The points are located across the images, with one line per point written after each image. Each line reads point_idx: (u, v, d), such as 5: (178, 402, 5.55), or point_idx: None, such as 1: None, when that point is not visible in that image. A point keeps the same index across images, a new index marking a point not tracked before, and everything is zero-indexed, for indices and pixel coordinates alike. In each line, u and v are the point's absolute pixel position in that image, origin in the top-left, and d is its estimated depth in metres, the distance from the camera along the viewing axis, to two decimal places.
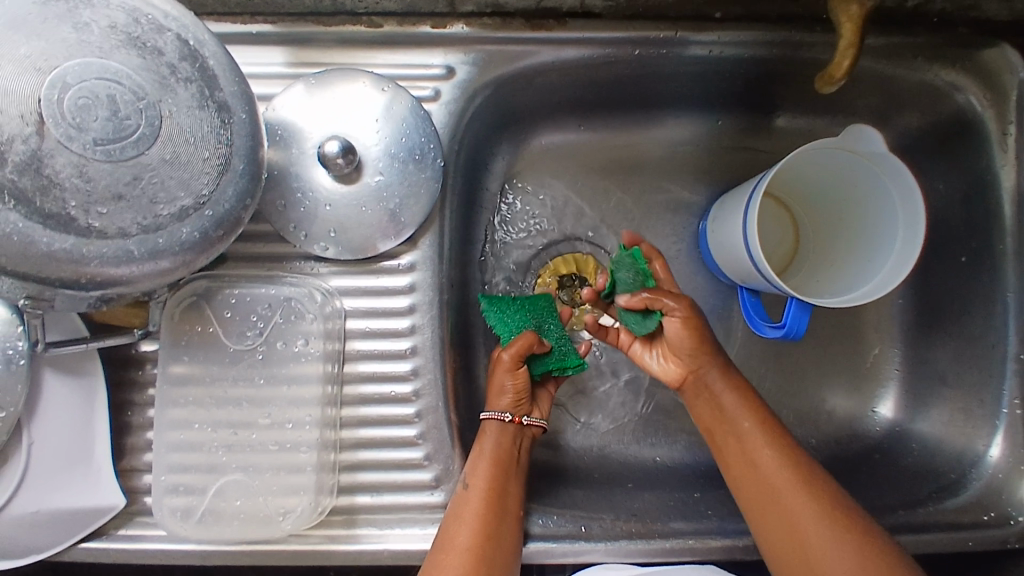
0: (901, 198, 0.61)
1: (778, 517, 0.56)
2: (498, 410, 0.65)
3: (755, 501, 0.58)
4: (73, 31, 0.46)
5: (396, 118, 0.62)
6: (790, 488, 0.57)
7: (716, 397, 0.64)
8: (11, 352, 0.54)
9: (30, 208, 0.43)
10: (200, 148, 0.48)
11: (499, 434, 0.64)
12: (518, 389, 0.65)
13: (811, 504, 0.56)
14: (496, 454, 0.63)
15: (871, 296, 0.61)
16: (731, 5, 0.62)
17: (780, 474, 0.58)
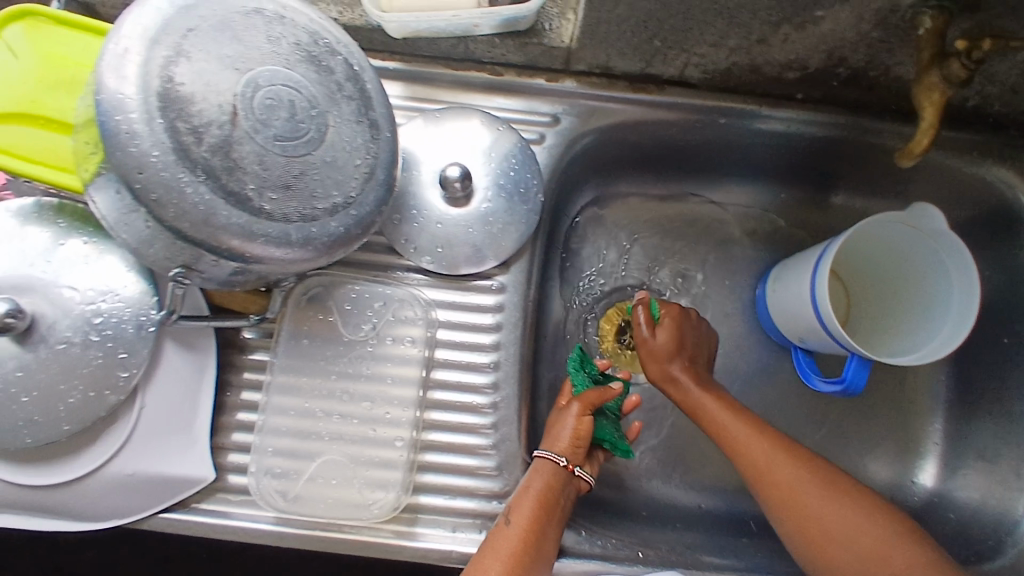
0: (959, 287, 0.67)
1: (786, 503, 0.62)
2: (554, 452, 0.66)
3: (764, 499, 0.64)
4: (267, 41, 0.51)
5: (507, 154, 0.69)
6: (785, 468, 0.63)
7: (690, 401, 0.69)
8: (144, 318, 0.60)
9: (217, 184, 0.48)
10: (353, 156, 0.55)
11: (548, 476, 0.64)
12: (578, 435, 0.67)
13: (808, 480, 0.62)
14: (540, 498, 0.62)
15: (928, 359, 0.66)
16: (812, 89, 0.70)
17: (775, 462, 0.64)
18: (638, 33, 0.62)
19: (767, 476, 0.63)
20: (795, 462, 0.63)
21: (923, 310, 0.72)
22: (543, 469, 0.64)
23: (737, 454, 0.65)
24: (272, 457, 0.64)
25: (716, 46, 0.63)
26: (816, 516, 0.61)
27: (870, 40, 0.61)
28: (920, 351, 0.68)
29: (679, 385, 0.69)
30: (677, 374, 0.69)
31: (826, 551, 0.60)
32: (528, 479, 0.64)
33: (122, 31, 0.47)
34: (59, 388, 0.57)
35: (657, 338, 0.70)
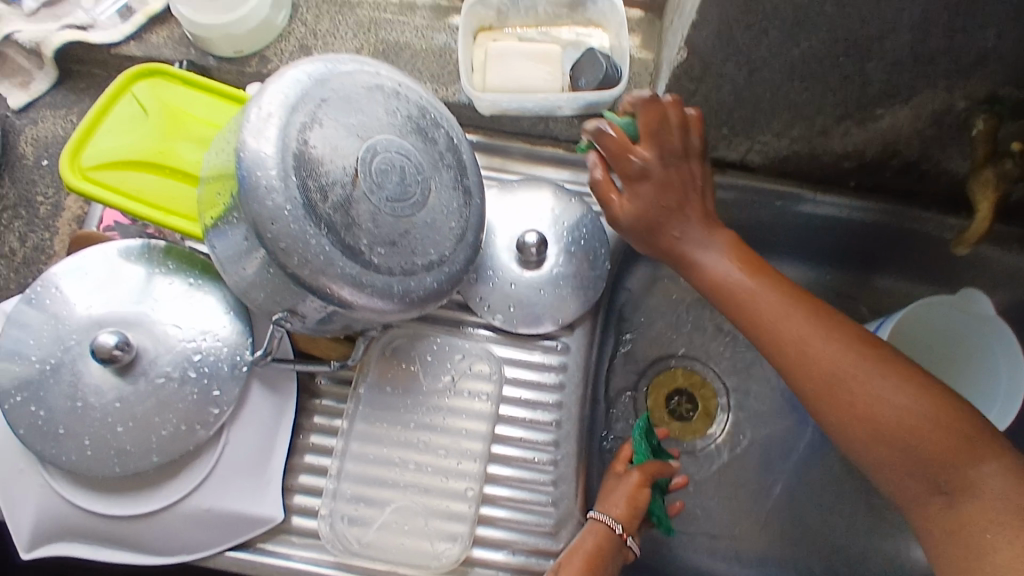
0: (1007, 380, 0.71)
1: (830, 395, 0.57)
2: (610, 516, 0.67)
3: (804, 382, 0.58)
4: (385, 113, 0.57)
5: (578, 223, 0.74)
6: (821, 341, 0.58)
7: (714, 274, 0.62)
8: (238, 358, 0.64)
9: (336, 238, 0.53)
10: (449, 218, 0.60)
11: (602, 536, 0.65)
12: (634, 506, 0.68)
13: (853, 363, 0.57)
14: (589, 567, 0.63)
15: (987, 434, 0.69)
16: (864, 178, 0.76)
17: (817, 347, 0.58)
18: (709, 120, 0.68)
19: (810, 361, 0.58)
20: (840, 344, 0.58)
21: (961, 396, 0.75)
22: (595, 534, 0.65)
23: (774, 346, 0.60)
24: (348, 505, 0.66)
25: (780, 134, 0.69)
26: (866, 410, 0.56)
27: (924, 137, 0.66)
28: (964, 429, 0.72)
29: (699, 254, 0.63)
30: (676, 236, 0.63)
31: (879, 448, 0.56)
32: (579, 543, 0.65)
33: (266, 98, 0.53)
34: (154, 420, 0.60)
35: (636, 210, 0.63)
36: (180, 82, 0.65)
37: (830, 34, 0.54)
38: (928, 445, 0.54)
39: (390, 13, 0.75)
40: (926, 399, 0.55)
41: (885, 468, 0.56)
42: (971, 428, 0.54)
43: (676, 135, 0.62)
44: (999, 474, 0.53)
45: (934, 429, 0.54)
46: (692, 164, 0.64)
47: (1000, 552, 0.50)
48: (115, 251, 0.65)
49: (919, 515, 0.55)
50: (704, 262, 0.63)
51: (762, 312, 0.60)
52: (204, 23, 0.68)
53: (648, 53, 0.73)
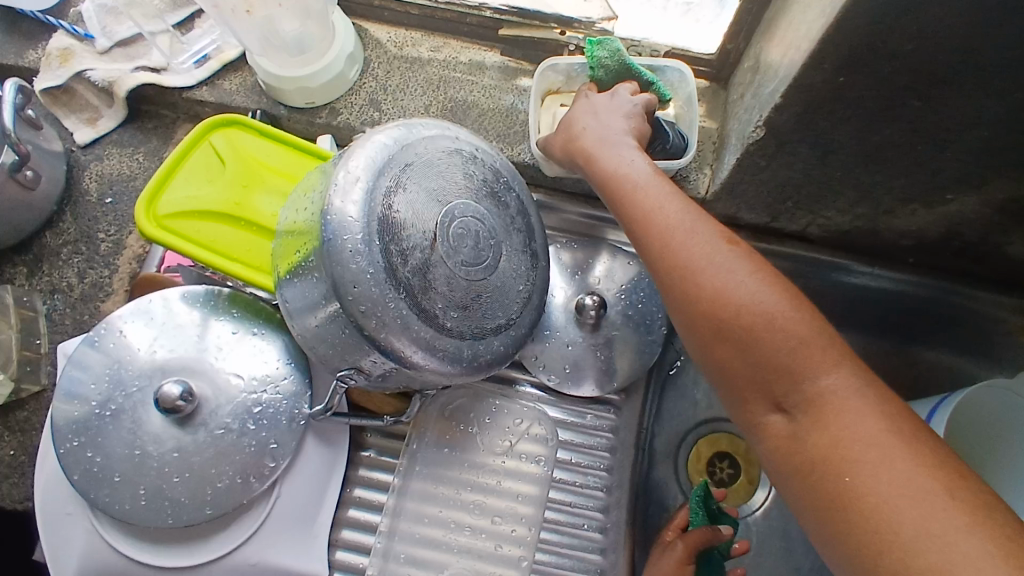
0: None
1: (687, 287, 0.50)
2: None
3: (661, 263, 0.52)
4: (463, 178, 0.58)
5: (636, 286, 0.74)
6: (685, 225, 0.51)
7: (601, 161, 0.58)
8: (296, 411, 0.63)
9: (413, 301, 0.53)
10: (518, 282, 0.60)
11: None
12: None
13: (710, 250, 0.50)
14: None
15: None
16: (924, 256, 0.75)
17: (679, 232, 0.51)
18: (773, 194, 0.68)
19: (669, 245, 0.51)
20: (704, 233, 0.51)
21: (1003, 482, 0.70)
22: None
23: (643, 226, 0.53)
24: (401, 566, 0.66)
25: (844, 211, 0.69)
26: (718, 308, 0.48)
27: (990, 222, 0.66)
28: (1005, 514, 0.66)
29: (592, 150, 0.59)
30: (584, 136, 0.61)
31: (735, 351, 0.48)
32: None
33: (354, 162, 0.55)
34: (211, 472, 0.60)
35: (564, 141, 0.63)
36: (257, 133, 0.68)
37: (912, 125, 0.54)
38: (773, 355, 0.46)
39: (459, 72, 0.77)
40: (794, 305, 0.47)
41: (735, 380, 0.49)
42: (836, 341, 0.46)
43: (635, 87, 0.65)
44: (848, 390, 0.44)
45: (784, 335, 0.46)
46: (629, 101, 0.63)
47: (856, 484, 0.41)
48: (178, 296, 0.65)
49: (769, 442, 0.47)
50: (602, 153, 0.58)
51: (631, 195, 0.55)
52: (282, 74, 0.71)
53: (712, 123, 0.74)
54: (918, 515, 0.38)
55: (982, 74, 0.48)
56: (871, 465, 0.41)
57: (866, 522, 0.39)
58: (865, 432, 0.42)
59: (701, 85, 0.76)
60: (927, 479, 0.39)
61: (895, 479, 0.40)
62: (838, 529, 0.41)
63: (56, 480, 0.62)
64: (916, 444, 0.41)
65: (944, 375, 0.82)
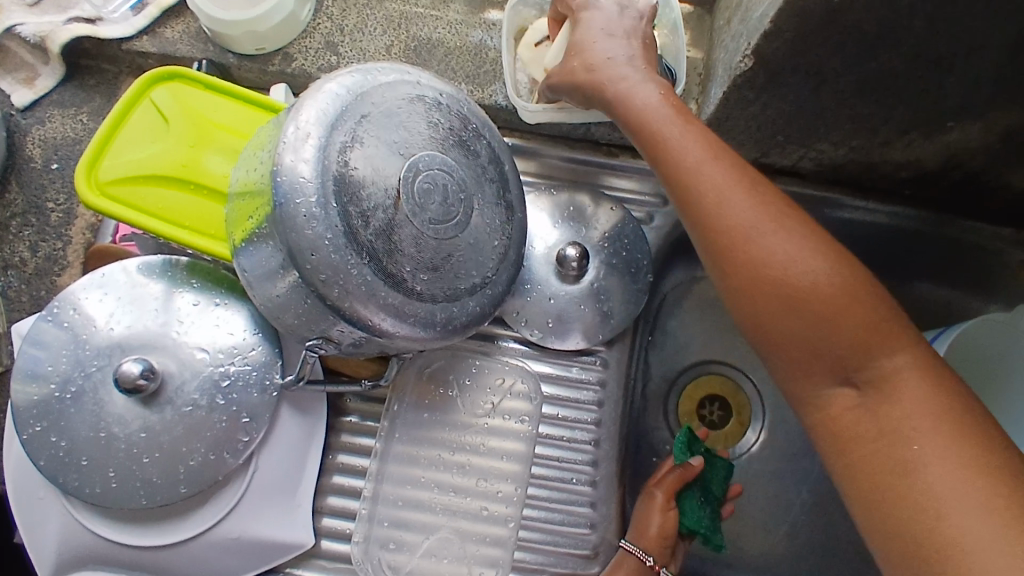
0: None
1: (741, 254, 0.47)
2: (639, 547, 0.64)
3: (714, 224, 0.48)
4: (427, 127, 0.54)
5: (621, 232, 0.70)
6: (742, 188, 0.48)
7: (636, 102, 0.52)
8: (268, 381, 0.60)
9: (378, 266, 0.50)
10: (492, 237, 0.57)
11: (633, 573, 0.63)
12: (662, 533, 0.65)
13: (768, 217, 0.47)
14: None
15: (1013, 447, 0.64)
16: (919, 188, 0.72)
17: (736, 194, 0.48)
18: (764, 129, 0.64)
19: (724, 209, 0.47)
20: (759, 196, 0.48)
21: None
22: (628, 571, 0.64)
23: (691, 184, 0.49)
24: (390, 527, 0.64)
25: (838, 143, 0.65)
26: (791, 283, 0.45)
27: (991, 151, 0.62)
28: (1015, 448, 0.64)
29: (622, 87, 0.53)
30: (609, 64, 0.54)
31: (792, 323, 0.45)
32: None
33: (304, 116, 0.51)
34: (182, 450, 0.58)
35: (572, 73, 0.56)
36: (203, 87, 0.62)
37: (913, 50, 0.49)
38: (849, 332, 0.45)
39: (422, 7, 0.70)
40: (855, 281, 0.46)
41: (786, 351, 0.47)
42: (895, 318, 0.46)
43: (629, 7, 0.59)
44: (908, 369, 0.44)
45: (861, 314, 0.45)
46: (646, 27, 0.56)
47: (923, 467, 0.41)
48: (134, 268, 0.61)
49: (818, 415, 0.46)
50: (635, 94, 0.52)
51: (678, 148, 0.50)
52: (226, 18, 0.65)
53: (698, 53, 0.69)
54: (976, 502, 0.39)
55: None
56: (937, 442, 0.41)
57: (925, 506, 0.40)
58: (930, 413, 0.42)
59: (684, 11, 0.70)
60: (989, 464, 0.40)
61: (960, 464, 0.40)
62: (889, 508, 0.42)
63: (26, 466, 0.60)
64: (975, 425, 0.42)
65: (937, 308, 0.80)
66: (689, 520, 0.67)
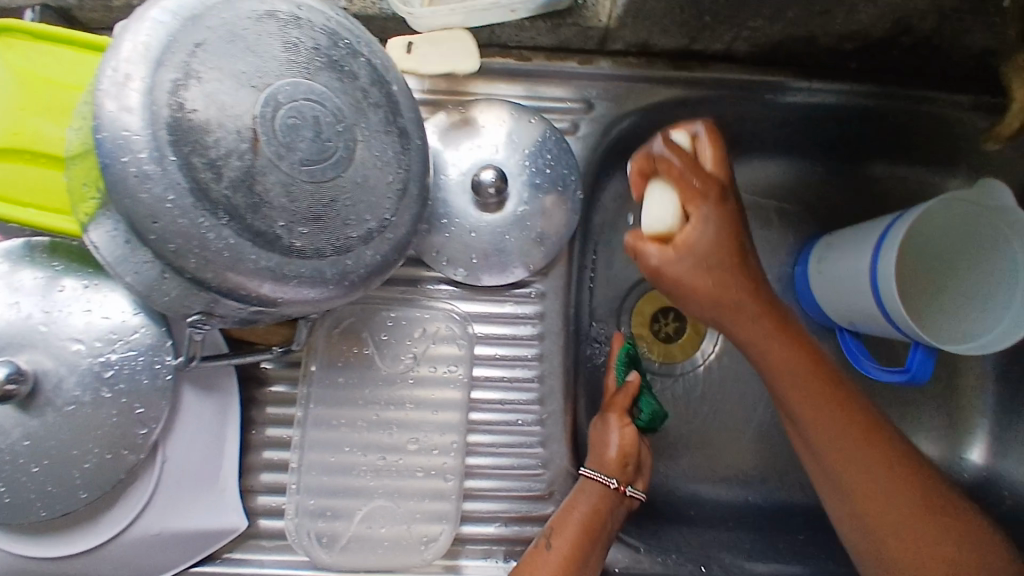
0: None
1: (844, 480, 0.54)
2: (601, 473, 0.61)
3: (813, 430, 0.55)
4: (283, 48, 0.45)
5: (542, 147, 0.63)
6: (832, 419, 0.54)
7: (763, 351, 0.54)
8: (158, 365, 0.54)
9: (242, 225, 0.42)
10: (385, 172, 0.49)
11: (596, 498, 0.60)
12: (622, 449, 0.62)
13: (866, 463, 0.54)
14: (583, 532, 0.58)
15: (974, 351, 0.61)
16: (866, 60, 0.65)
17: (836, 439, 0.54)
18: (688, 10, 0.56)
19: (828, 434, 0.54)
20: (853, 427, 0.54)
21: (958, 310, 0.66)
22: (589, 497, 0.60)
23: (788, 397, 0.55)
24: (320, 497, 0.59)
25: (773, 18, 0.57)
26: (868, 483, 0.53)
27: (943, 9, 0.55)
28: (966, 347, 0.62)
29: (738, 325, 0.54)
30: (706, 286, 0.52)
31: (880, 516, 0.53)
32: (569, 510, 0.59)
33: (121, 54, 0.42)
34: (75, 453, 0.52)
35: (681, 261, 0.51)
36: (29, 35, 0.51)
37: None
38: (911, 514, 0.52)
39: None
40: (926, 502, 0.53)
41: (875, 547, 0.53)
42: (961, 513, 0.53)
43: (698, 172, 0.50)
44: (987, 549, 0.52)
45: (917, 488, 0.53)
46: (726, 190, 0.51)
47: None
48: None
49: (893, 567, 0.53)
50: (740, 330, 0.54)
51: (791, 391, 0.54)
52: None
53: None
54: None
55: None
56: None
57: None
58: (989, 549, 0.52)
59: None
60: None
61: None
62: None
63: None
64: None
65: None
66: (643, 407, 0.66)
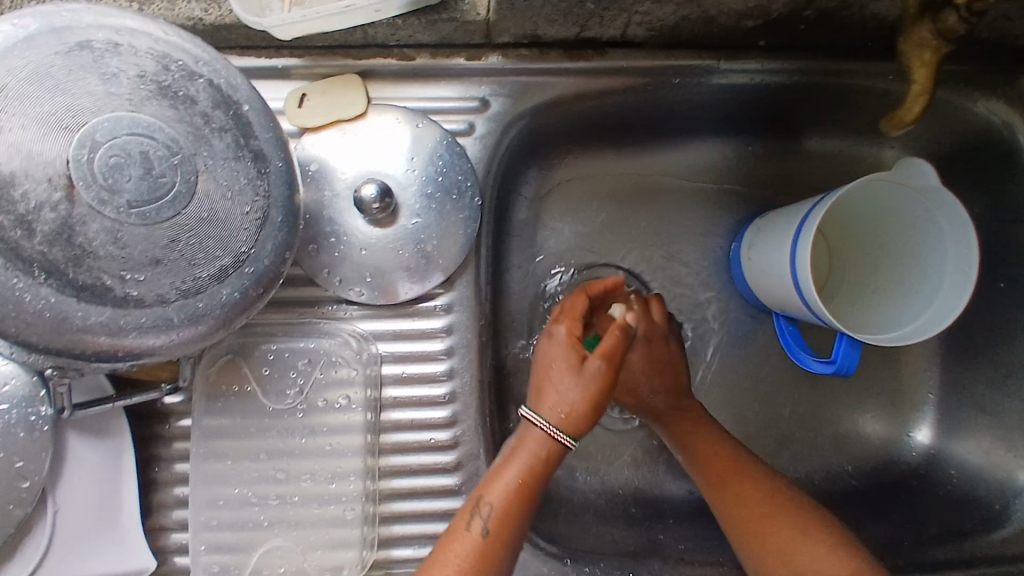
0: (943, 296, 0.59)
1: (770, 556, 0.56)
2: (544, 418, 0.52)
3: (738, 513, 0.58)
4: (99, 81, 0.41)
5: (431, 154, 0.59)
6: (754, 492, 0.58)
7: (694, 440, 0.62)
8: (34, 418, 0.51)
9: (63, 281, 0.40)
10: (238, 202, 0.45)
11: (535, 451, 0.52)
12: (574, 393, 0.52)
13: (788, 533, 0.56)
14: (511, 502, 0.51)
15: (903, 342, 0.58)
16: (775, 36, 0.61)
17: (761, 507, 0.57)
18: None
19: (750, 506, 0.58)
20: (774, 503, 0.57)
21: (899, 291, 0.64)
22: (523, 456, 0.52)
23: (713, 483, 0.60)
24: (212, 534, 0.58)
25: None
26: (790, 551, 0.55)
27: None
28: (897, 337, 0.59)
29: (669, 421, 0.63)
30: (645, 401, 0.64)
31: None
32: (499, 475, 0.52)
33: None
34: None
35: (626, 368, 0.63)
36: None
37: None
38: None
39: None
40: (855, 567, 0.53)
41: None
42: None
43: (643, 320, 0.62)
44: None
45: (844, 555, 0.54)
46: (669, 339, 0.64)
47: None
48: None
49: None
50: (679, 430, 0.63)
51: (716, 471, 0.60)
52: None
53: None
54: None
55: None
56: None
57: None
58: None
59: None
60: None
61: None
62: None
63: None
64: None
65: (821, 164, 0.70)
66: None
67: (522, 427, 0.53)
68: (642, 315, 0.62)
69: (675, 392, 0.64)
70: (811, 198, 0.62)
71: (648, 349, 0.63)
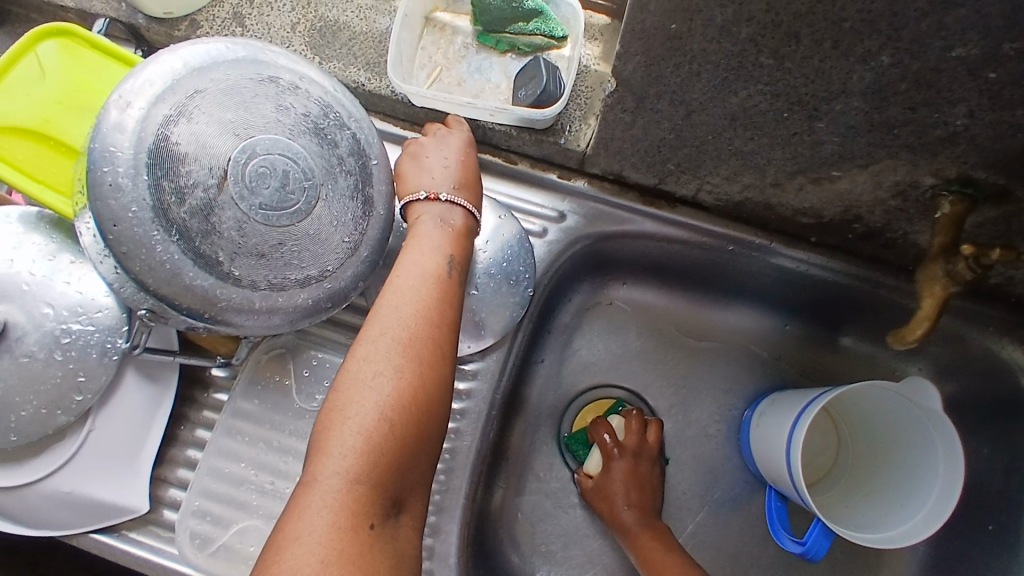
0: (929, 509, 0.62)
1: None
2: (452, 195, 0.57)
3: None
4: (274, 109, 0.53)
5: (505, 241, 0.67)
6: None
7: (657, 562, 0.66)
8: (109, 345, 0.59)
9: (189, 246, 0.50)
10: (339, 231, 0.54)
11: (454, 218, 0.56)
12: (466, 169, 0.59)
13: None
14: (455, 245, 0.54)
15: (884, 545, 0.61)
16: (826, 236, 0.69)
17: None
18: (652, 154, 0.61)
19: None
20: None
21: (887, 499, 0.67)
22: (449, 222, 0.55)
23: None
24: (205, 499, 0.64)
25: (730, 179, 0.61)
26: None
27: (888, 206, 0.59)
28: (875, 539, 0.62)
29: (637, 536, 0.70)
30: (618, 513, 0.71)
31: None
32: (425, 232, 0.54)
33: (130, 86, 0.51)
34: (15, 399, 0.57)
35: (607, 478, 0.73)
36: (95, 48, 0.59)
37: (769, 85, 0.46)
38: None
39: None
40: None
41: None
42: None
43: (633, 437, 0.75)
44: None
45: None
46: (653, 460, 0.75)
47: None
48: (17, 215, 0.61)
49: None
50: (645, 549, 0.68)
51: None
52: None
53: (606, 67, 0.68)
54: None
55: (831, 24, 0.40)
56: None
57: None
58: None
59: (602, 22, 0.70)
60: None
61: None
62: None
63: None
64: None
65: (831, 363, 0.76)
66: (580, 441, 0.77)
67: (427, 207, 0.56)
68: (631, 432, 0.75)
69: (646, 511, 0.72)
70: (818, 389, 0.67)
71: (632, 467, 0.73)
